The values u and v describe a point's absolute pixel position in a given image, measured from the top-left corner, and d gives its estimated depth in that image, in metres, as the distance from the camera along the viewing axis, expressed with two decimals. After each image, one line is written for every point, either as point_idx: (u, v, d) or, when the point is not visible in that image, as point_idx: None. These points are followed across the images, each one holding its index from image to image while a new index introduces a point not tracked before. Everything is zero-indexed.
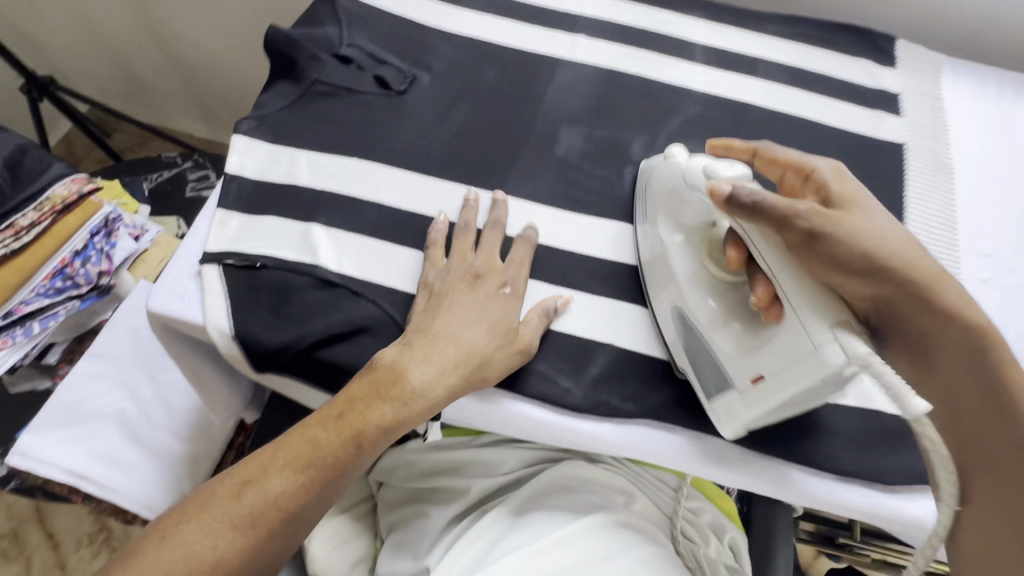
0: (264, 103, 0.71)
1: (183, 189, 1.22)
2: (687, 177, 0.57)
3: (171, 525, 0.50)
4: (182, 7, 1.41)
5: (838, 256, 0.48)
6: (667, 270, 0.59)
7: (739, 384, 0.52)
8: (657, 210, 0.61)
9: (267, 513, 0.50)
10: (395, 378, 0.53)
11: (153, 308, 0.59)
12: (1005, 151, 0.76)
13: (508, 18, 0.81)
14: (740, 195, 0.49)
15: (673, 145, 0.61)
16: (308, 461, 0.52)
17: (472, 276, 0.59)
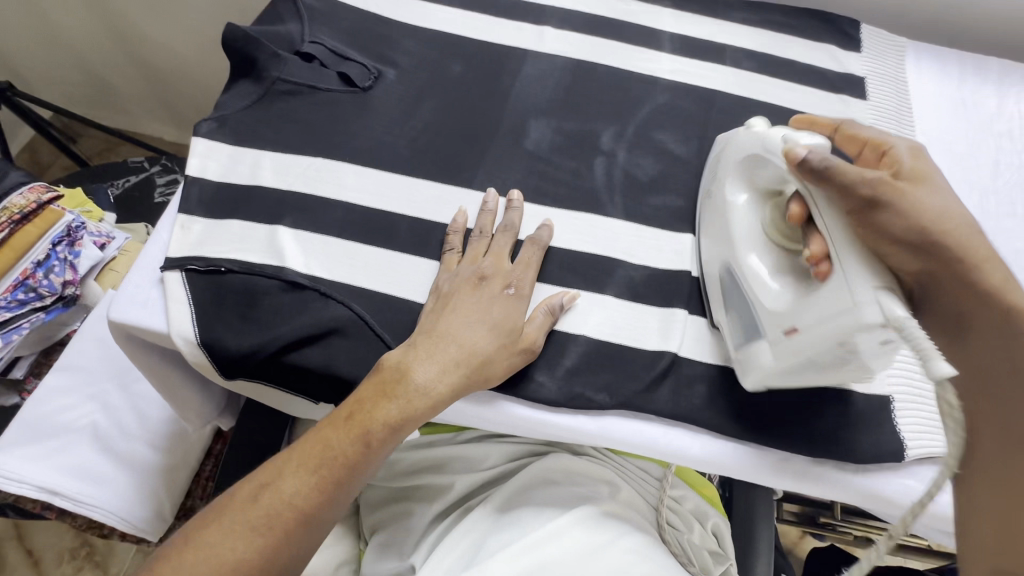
0: (225, 103, 0.69)
1: (150, 194, 1.19)
2: (766, 145, 0.54)
3: (195, 531, 0.49)
4: (141, 7, 1.37)
5: (897, 227, 0.48)
6: (721, 228, 0.59)
7: (773, 335, 0.52)
8: (728, 172, 0.60)
9: (283, 515, 0.49)
10: (398, 378, 0.53)
11: (114, 317, 0.58)
12: (966, 132, 0.78)
13: (475, 10, 0.80)
14: (813, 160, 0.47)
15: (756, 116, 0.59)
16: (321, 460, 0.51)
17: (478, 278, 0.58)
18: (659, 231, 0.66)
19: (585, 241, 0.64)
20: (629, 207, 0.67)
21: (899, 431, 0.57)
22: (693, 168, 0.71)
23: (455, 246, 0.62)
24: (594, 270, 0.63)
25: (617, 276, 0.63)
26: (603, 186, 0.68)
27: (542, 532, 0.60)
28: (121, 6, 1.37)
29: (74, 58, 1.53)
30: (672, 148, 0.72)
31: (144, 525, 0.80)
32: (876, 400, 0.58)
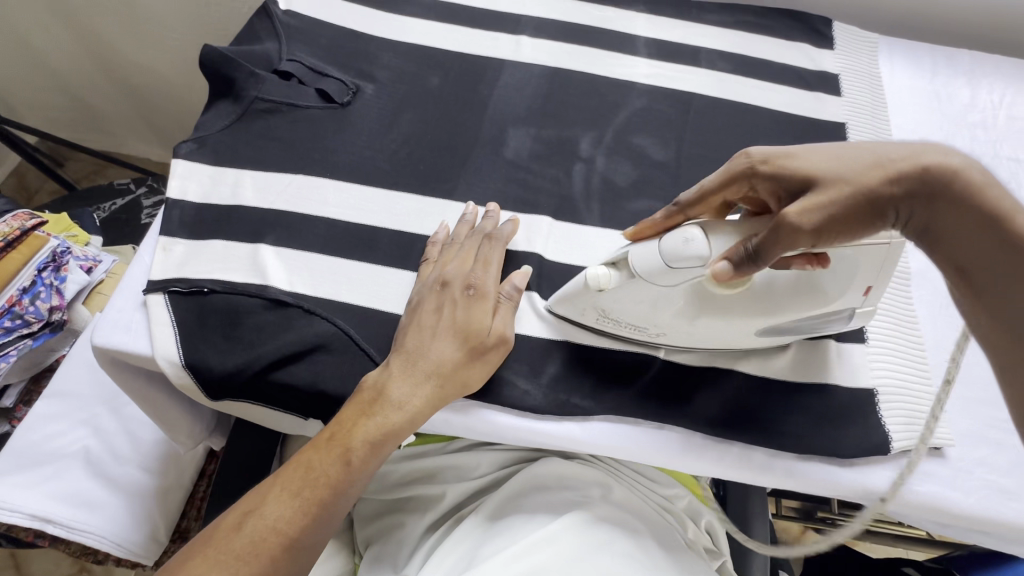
0: (204, 124, 0.70)
1: (138, 216, 1.19)
2: (647, 276, 0.52)
3: (180, 564, 0.49)
4: (124, 30, 1.37)
5: (842, 212, 0.45)
6: (720, 330, 0.55)
7: (856, 304, 0.54)
8: (626, 310, 0.56)
9: (268, 541, 0.49)
10: (374, 396, 0.53)
11: (98, 342, 0.58)
12: (940, 123, 0.79)
13: (451, 23, 0.81)
14: (737, 255, 0.47)
15: (590, 272, 0.54)
16: (304, 483, 0.51)
17: (440, 286, 0.58)
18: None
19: (566, 248, 0.65)
20: (608, 212, 0.68)
21: (883, 423, 0.57)
22: (671, 171, 0.71)
23: (433, 257, 0.61)
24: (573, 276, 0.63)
25: None
26: (582, 192, 0.69)
27: (534, 540, 0.59)
28: (103, 28, 1.37)
29: (60, 84, 1.54)
30: (651, 153, 0.73)
31: (138, 549, 0.80)
32: (858, 396, 0.59)
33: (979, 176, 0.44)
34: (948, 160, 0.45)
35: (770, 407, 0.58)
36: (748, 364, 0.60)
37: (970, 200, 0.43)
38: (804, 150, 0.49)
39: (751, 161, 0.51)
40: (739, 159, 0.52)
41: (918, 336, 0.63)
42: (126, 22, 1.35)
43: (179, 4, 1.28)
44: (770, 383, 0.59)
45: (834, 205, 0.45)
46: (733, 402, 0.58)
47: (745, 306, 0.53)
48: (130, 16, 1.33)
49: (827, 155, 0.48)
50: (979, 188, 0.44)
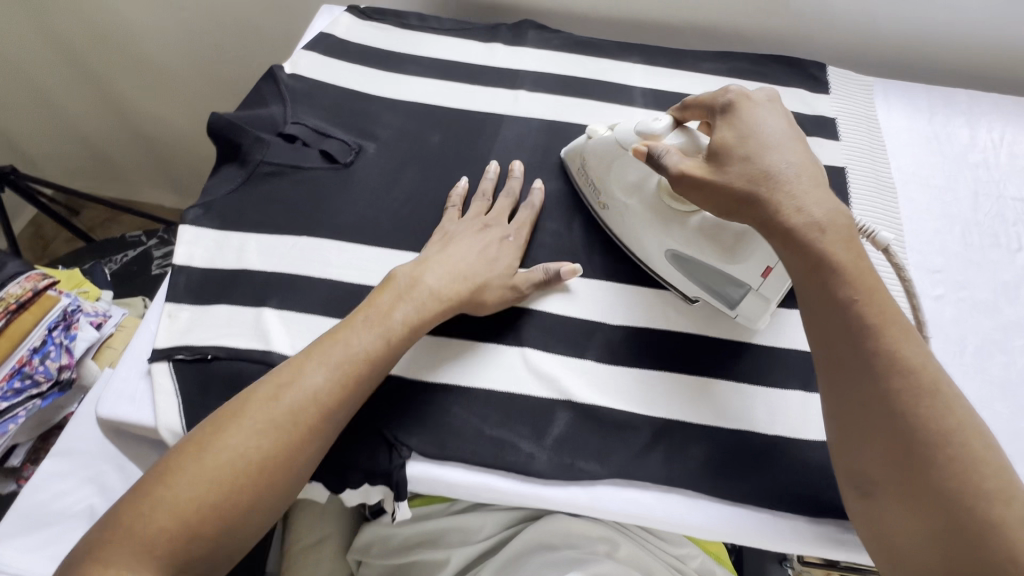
0: (210, 189, 0.71)
1: (148, 267, 1.21)
2: (620, 140, 0.63)
3: (206, 435, 0.51)
4: (140, 87, 1.43)
5: (714, 191, 0.54)
6: (641, 236, 0.64)
7: (753, 283, 0.59)
8: (595, 173, 0.67)
9: (307, 410, 0.52)
10: (412, 285, 0.60)
11: (103, 414, 0.58)
12: (942, 164, 0.79)
13: (450, 80, 0.84)
14: (655, 152, 0.57)
15: (594, 123, 0.68)
16: (342, 358, 0.55)
17: (483, 226, 0.67)
18: (640, 287, 0.66)
19: (568, 303, 0.65)
20: (608, 265, 0.68)
21: None
22: None
23: (456, 205, 0.70)
24: (573, 335, 0.63)
25: (596, 338, 0.63)
26: (582, 246, 0.69)
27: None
28: (121, 85, 1.44)
29: (76, 138, 1.60)
30: None
31: None
32: None
33: (817, 230, 0.51)
34: (798, 209, 0.52)
35: (783, 466, 0.56)
36: (760, 421, 0.58)
37: (801, 242, 0.51)
38: (737, 128, 0.57)
39: (715, 106, 0.60)
40: (721, 94, 0.61)
41: None
42: (143, 79, 1.41)
43: (193, 61, 1.34)
44: (781, 440, 0.57)
45: (712, 181, 0.54)
46: (744, 460, 0.57)
47: (671, 224, 0.61)
48: (147, 74, 1.39)
49: (739, 143, 0.56)
50: (813, 240, 0.51)
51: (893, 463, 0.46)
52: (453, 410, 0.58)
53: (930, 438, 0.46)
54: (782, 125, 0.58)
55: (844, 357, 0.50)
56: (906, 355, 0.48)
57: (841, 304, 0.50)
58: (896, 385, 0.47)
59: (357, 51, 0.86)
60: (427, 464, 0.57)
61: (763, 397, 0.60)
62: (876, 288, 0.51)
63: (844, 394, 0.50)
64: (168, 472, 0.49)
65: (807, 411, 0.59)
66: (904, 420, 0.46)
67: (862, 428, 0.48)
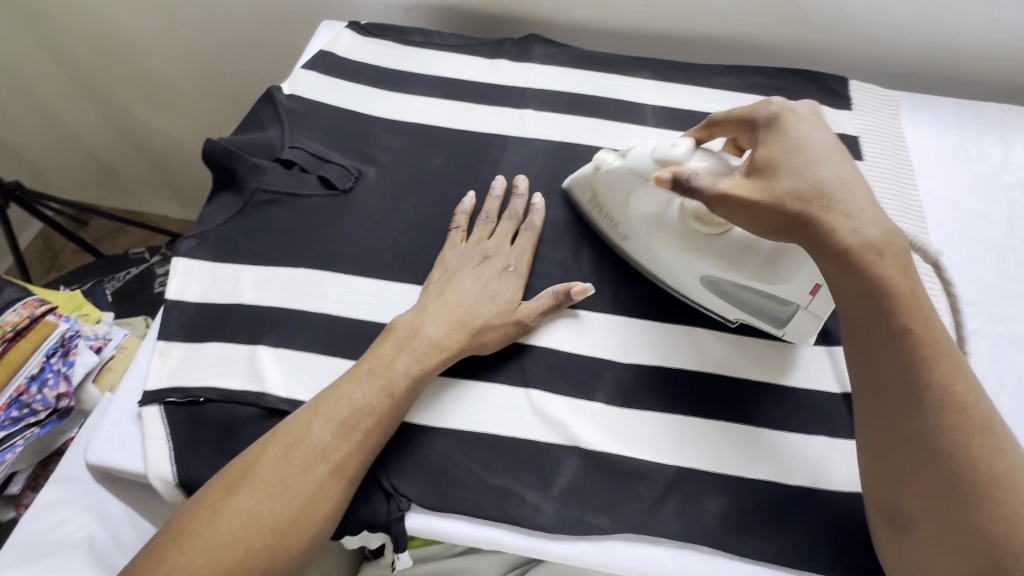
0: (205, 218, 0.69)
1: (151, 285, 1.20)
2: (638, 170, 0.59)
3: (219, 501, 0.49)
4: (143, 100, 1.42)
5: (763, 212, 0.50)
6: (668, 260, 0.61)
7: (801, 301, 0.56)
8: (613, 204, 0.63)
9: (316, 468, 0.50)
10: (412, 333, 0.58)
11: (92, 460, 0.56)
12: (974, 185, 0.74)
13: (454, 99, 0.81)
14: (682, 178, 0.52)
15: (601, 152, 0.64)
16: (348, 413, 0.53)
17: (483, 257, 0.64)
18: (653, 322, 0.62)
19: (576, 339, 0.61)
20: (619, 298, 0.64)
21: None
22: None
23: (459, 226, 0.67)
24: (582, 374, 0.59)
25: (606, 379, 0.59)
26: (591, 277, 0.66)
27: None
28: (125, 98, 1.43)
29: (82, 150, 1.59)
30: None
31: None
32: None
33: (874, 253, 0.48)
34: (854, 230, 0.48)
35: (805, 520, 0.53)
36: (780, 469, 0.55)
37: (856, 266, 0.48)
38: (782, 143, 0.52)
39: (753, 120, 0.56)
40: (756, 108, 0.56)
41: None
42: (148, 94, 1.40)
43: (195, 74, 1.32)
44: (804, 492, 0.54)
45: (761, 202, 0.50)
46: (764, 512, 0.53)
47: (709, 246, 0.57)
48: (151, 88, 1.38)
49: (788, 160, 0.51)
50: (870, 264, 0.48)
51: (932, 499, 0.45)
52: (455, 457, 0.55)
53: (971, 479, 0.44)
54: (825, 135, 0.53)
55: (891, 388, 0.48)
56: (959, 391, 0.46)
57: (891, 335, 0.48)
58: (943, 422, 0.46)
59: (358, 70, 0.84)
60: (428, 514, 0.54)
61: (784, 443, 0.56)
62: (930, 318, 0.48)
63: (888, 427, 0.48)
64: (184, 537, 0.48)
65: (831, 458, 0.55)
66: (948, 458, 0.45)
67: (902, 463, 0.47)
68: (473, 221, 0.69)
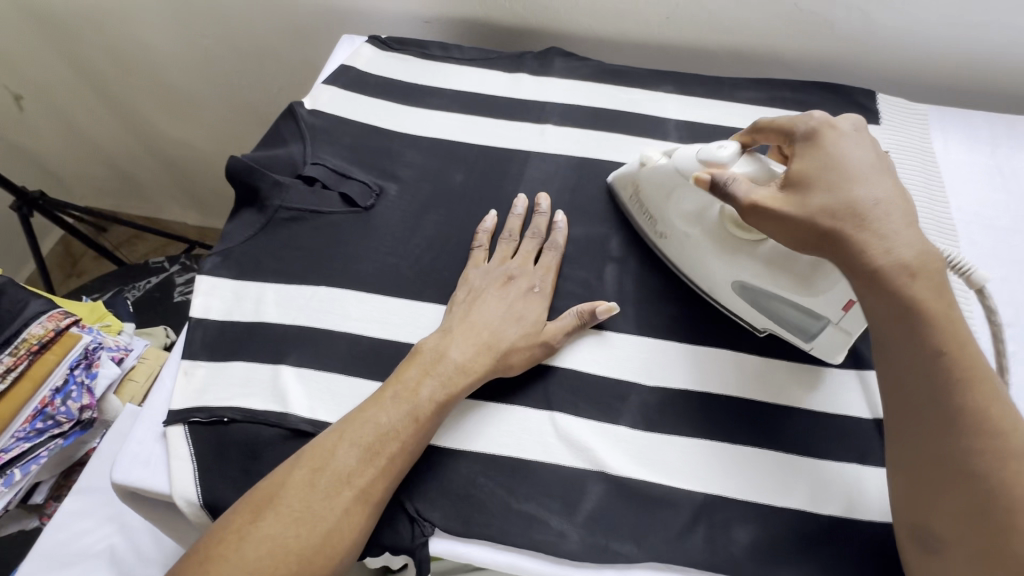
0: (228, 234, 0.69)
1: (171, 294, 1.21)
2: (682, 168, 0.60)
3: (243, 526, 0.49)
4: (163, 111, 1.44)
5: (792, 225, 0.51)
6: (702, 263, 0.62)
7: (833, 316, 0.56)
8: (652, 201, 0.65)
9: (341, 494, 0.51)
10: (437, 356, 0.58)
11: (118, 479, 0.55)
12: (1008, 203, 0.72)
13: (475, 114, 0.80)
14: (720, 181, 0.54)
15: (646, 151, 0.65)
16: (374, 439, 0.53)
17: (508, 277, 0.64)
18: (678, 343, 0.62)
19: (600, 361, 0.61)
20: (643, 318, 0.63)
21: None
22: None
23: (480, 242, 0.67)
24: (607, 397, 0.59)
25: (631, 402, 0.58)
26: (615, 296, 0.65)
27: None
28: (145, 109, 1.44)
29: (102, 158, 1.61)
30: None
31: None
32: None
33: (907, 274, 0.47)
34: (887, 251, 0.48)
35: (837, 547, 0.52)
36: (810, 498, 0.54)
37: (889, 286, 0.48)
38: (818, 160, 0.54)
39: (794, 135, 0.57)
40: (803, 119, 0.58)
41: None
42: (168, 106, 1.42)
43: (214, 83, 1.33)
44: (836, 522, 0.53)
45: (790, 215, 0.51)
46: (794, 543, 0.52)
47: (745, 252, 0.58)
48: (171, 98, 1.39)
49: (826, 176, 0.52)
50: (900, 284, 0.47)
51: (965, 523, 0.44)
52: (478, 480, 0.55)
53: (1006, 505, 0.43)
54: (870, 156, 0.54)
55: (923, 409, 0.47)
56: (993, 416, 0.45)
57: (925, 356, 0.47)
58: (975, 445, 0.44)
59: (378, 84, 0.84)
60: (451, 540, 0.53)
61: (814, 470, 0.55)
62: (966, 342, 0.47)
63: (919, 449, 0.47)
64: (210, 563, 0.48)
65: (863, 487, 0.54)
66: (985, 484, 0.44)
67: (932, 485, 0.46)
68: (495, 240, 0.69)
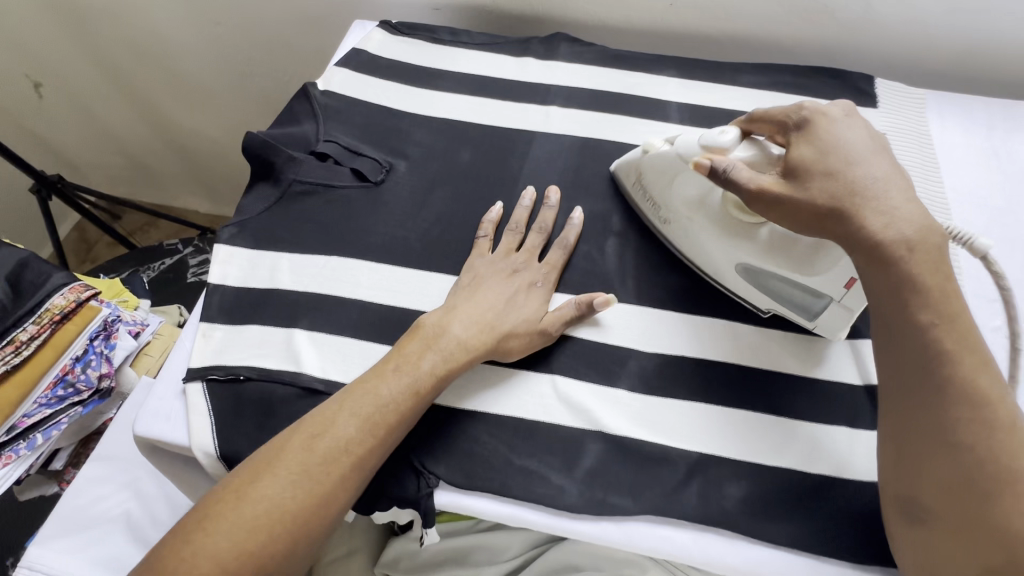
0: (244, 207, 0.72)
1: (184, 275, 1.25)
2: (680, 153, 0.61)
3: (244, 485, 0.51)
4: (177, 99, 1.47)
5: (796, 211, 0.52)
6: (706, 247, 0.63)
7: (835, 294, 0.57)
8: (654, 188, 0.66)
9: (340, 460, 0.52)
10: (439, 333, 0.59)
11: (140, 432, 0.59)
12: (1002, 183, 0.74)
13: (482, 96, 0.83)
14: (719, 169, 0.55)
15: (649, 137, 0.66)
16: (374, 409, 0.54)
17: (513, 271, 0.65)
18: (676, 313, 0.64)
19: (600, 329, 0.63)
20: (642, 289, 0.66)
21: None
22: None
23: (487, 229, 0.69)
24: (606, 362, 0.61)
25: (629, 367, 0.61)
26: (615, 269, 0.67)
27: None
28: (160, 98, 1.48)
29: (117, 146, 1.65)
30: None
31: None
32: None
33: (906, 248, 0.49)
34: (887, 226, 0.50)
35: (824, 503, 0.54)
36: (801, 459, 0.56)
37: (888, 261, 0.50)
38: (816, 144, 0.54)
39: (788, 121, 0.57)
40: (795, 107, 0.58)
41: None
42: (183, 95, 1.45)
43: (227, 71, 1.36)
44: (827, 482, 0.55)
45: (794, 201, 0.52)
46: (784, 500, 0.54)
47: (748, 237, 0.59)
48: (185, 87, 1.43)
49: (825, 161, 0.53)
50: (899, 258, 0.49)
51: (950, 488, 0.46)
52: (481, 437, 0.57)
53: (992, 472, 0.45)
54: (863, 138, 0.55)
55: (916, 379, 0.49)
56: (983, 387, 0.47)
57: (920, 328, 0.49)
58: (967, 413, 0.46)
59: (389, 67, 0.86)
60: (455, 493, 0.56)
61: (804, 433, 0.57)
62: (961, 316, 0.49)
63: (911, 418, 0.49)
64: (207, 521, 0.50)
65: (852, 449, 0.56)
66: (969, 450, 0.46)
67: (921, 452, 0.48)
68: (501, 229, 0.70)
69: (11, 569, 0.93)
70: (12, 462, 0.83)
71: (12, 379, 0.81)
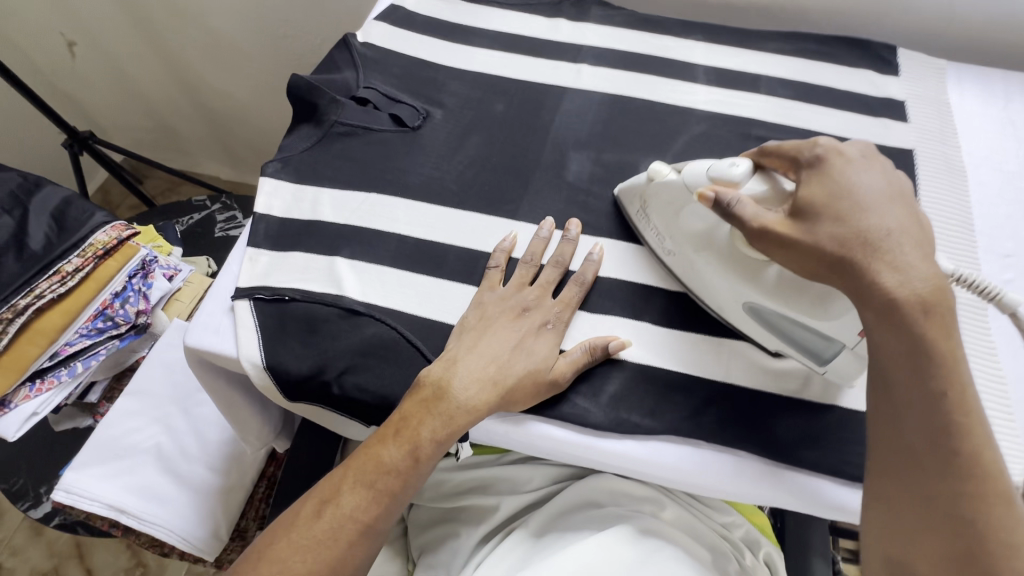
0: (287, 146, 0.75)
1: (212, 230, 1.28)
2: (688, 184, 0.59)
3: (265, 546, 0.57)
4: (208, 61, 1.50)
5: (799, 251, 0.50)
6: (714, 283, 0.60)
7: (848, 341, 0.54)
8: (659, 217, 0.63)
9: (345, 528, 0.56)
10: (439, 394, 0.58)
11: (190, 343, 0.63)
12: (1017, 150, 0.77)
13: (515, 53, 0.86)
14: (723, 201, 0.53)
15: (654, 164, 0.63)
16: (376, 477, 0.58)
17: (521, 310, 0.63)
18: None
19: (625, 267, 0.66)
20: None
21: None
22: None
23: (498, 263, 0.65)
24: (632, 299, 0.64)
25: (653, 303, 0.64)
26: None
27: (578, 547, 0.63)
28: (192, 61, 1.51)
29: (147, 108, 1.69)
30: None
31: (201, 544, 0.86)
32: None
33: (918, 307, 0.46)
34: (903, 283, 0.47)
35: (835, 429, 0.57)
36: (813, 390, 0.59)
37: (899, 320, 0.47)
38: (827, 186, 0.52)
39: (801, 158, 0.55)
40: (807, 146, 0.56)
41: (999, 370, 0.60)
42: (214, 57, 1.48)
43: (260, 34, 1.38)
44: (840, 411, 0.58)
45: (798, 240, 0.50)
46: (797, 427, 0.58)
47: (755, 276, 0.56)
48: (218, 48, 1.45)
49: (835, 203, 0.51)
50: (910, 316, 0.46)
51: (939, 561, 0.45)
52: None
53: (990, 549, 0.43)
54: (879, 184, 0.52)
55: (915, 446, 0.46)
56: (986, 460, 0.45)
57: (925, 389, 0.46)
58: (967, 488, 0.44)
59: (425, 23, 0.89)
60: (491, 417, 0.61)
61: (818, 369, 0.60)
62: (967, 381, 0.46)
63: (904, 482, 0.47)
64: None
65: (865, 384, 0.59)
66: (967, 527, 0.44)
67: (914, 522, 0.46)
68: (515, 261, 0.67)
69: (45, 495, 0.98)
70: (54, 387, 0.87)
71: (58, 308, 0.85)
